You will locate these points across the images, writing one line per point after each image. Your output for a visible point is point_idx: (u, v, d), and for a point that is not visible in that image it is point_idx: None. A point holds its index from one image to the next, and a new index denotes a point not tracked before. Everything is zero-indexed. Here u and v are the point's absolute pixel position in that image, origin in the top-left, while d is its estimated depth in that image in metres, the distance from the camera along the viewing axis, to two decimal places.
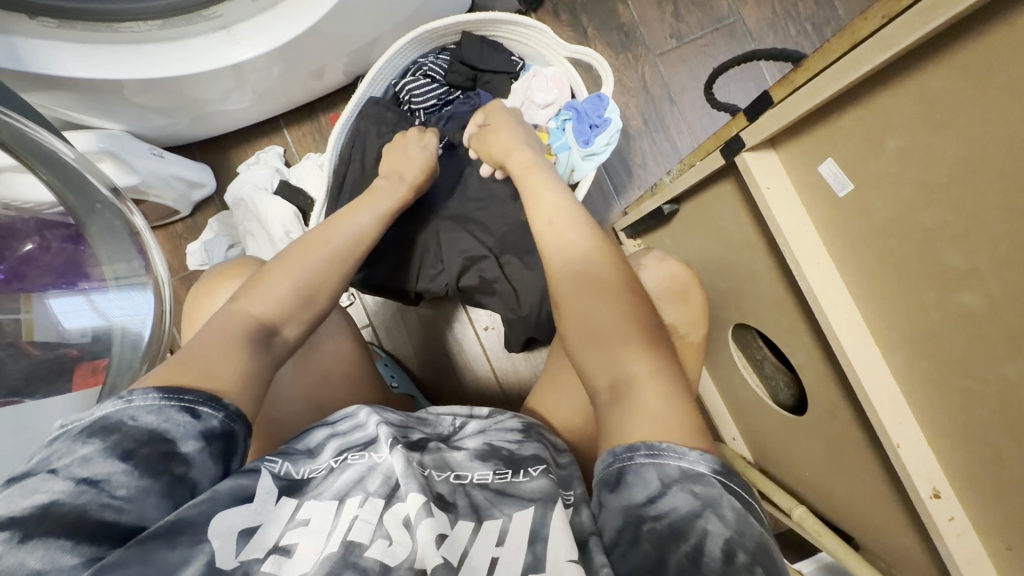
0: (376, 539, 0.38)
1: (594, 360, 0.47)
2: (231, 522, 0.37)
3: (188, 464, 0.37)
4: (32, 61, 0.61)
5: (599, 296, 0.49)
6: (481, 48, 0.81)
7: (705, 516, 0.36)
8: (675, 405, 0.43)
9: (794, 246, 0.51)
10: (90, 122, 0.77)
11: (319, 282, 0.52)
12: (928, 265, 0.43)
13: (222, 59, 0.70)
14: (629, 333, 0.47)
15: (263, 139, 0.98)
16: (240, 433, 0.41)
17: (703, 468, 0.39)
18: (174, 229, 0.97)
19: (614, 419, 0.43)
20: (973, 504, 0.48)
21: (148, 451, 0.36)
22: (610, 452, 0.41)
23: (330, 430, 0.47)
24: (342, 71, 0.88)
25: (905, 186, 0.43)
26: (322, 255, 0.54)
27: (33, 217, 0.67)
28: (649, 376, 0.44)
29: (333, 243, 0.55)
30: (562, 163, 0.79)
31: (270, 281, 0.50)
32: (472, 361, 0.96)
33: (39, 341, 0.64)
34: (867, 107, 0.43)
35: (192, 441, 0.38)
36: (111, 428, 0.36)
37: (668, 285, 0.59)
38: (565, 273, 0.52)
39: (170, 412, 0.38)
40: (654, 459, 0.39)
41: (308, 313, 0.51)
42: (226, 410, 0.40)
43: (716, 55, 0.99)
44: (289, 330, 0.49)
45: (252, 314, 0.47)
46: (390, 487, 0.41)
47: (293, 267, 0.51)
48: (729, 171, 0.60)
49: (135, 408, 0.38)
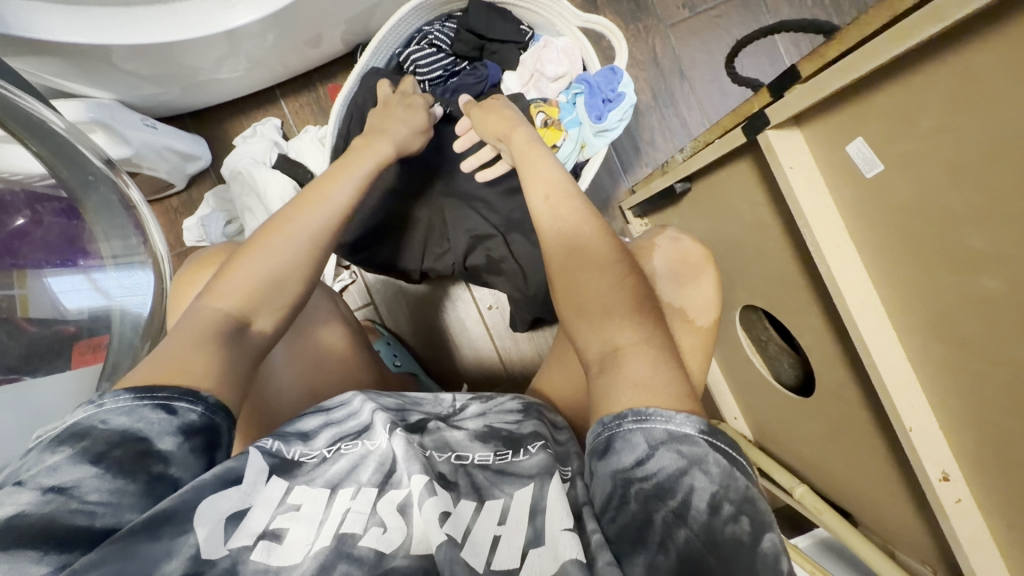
0: (369, 528, 0.37)
1: (582, 331, 0.47)
2: (219, 508, 0.35)
3: (166, 461, 0.36)
4: (15, 23, 0.58)
5: (589, 270, 0.48)
6: (488, 16, 0.78)
7: (691, 473, 0.36)
8: (664, 372, 0.42)
9: (815, 227, 0.50)
10: (78, 90, 0.73)
11: (286, 268, 0.48)
12: (949, 247, 0.43)
13: (216, 24, 0.66)
14: (612, 303, 0.46)
15: (259, 110, 0.94)
16: (222, 426, 0.39)
17: (690, 429, 0.38)
18: (169, 203, 0.94)
19: (599, 388, 0.43)
20: (979, 485, 0.48)
21: (122, 452, 0.35)
22: (598, 422, 0.40)
23: (323, 417, 0.45)
24: (341, 39, 0.84)
25: (931, 168, 0.42)
26: (289, 238, 0.49)
27: (22, 190, 0.65)
28: (632, 346, 0.44)
29: (302, 221, 0.51)
30: (572, 139, 0.77)
31: (235, 271, 0.47)
32: (475, 339, 0.95)
33: (35, 317, 0.62)
34: (900, 84, 0.41)
35: (169, 438, 0.36)
36: (81, 434, 0.35)
37: (679, 264, 0.58)
38: (554, 244, 0.51)
39: (144, 412, 0.36)
40: (641, 425, 0.38)
41: (281, 301, 0.48)
42: (204, 403, 0.39)
43: (729, 28, 0.95)
44: (262, 320, 0.47)
45: (217, 310, 0.44)
46: (384, 474, 0.40)
47: (258, 255, 0.48)
48: (746, 149, 0.59)
49: (106, 411, 0.36)
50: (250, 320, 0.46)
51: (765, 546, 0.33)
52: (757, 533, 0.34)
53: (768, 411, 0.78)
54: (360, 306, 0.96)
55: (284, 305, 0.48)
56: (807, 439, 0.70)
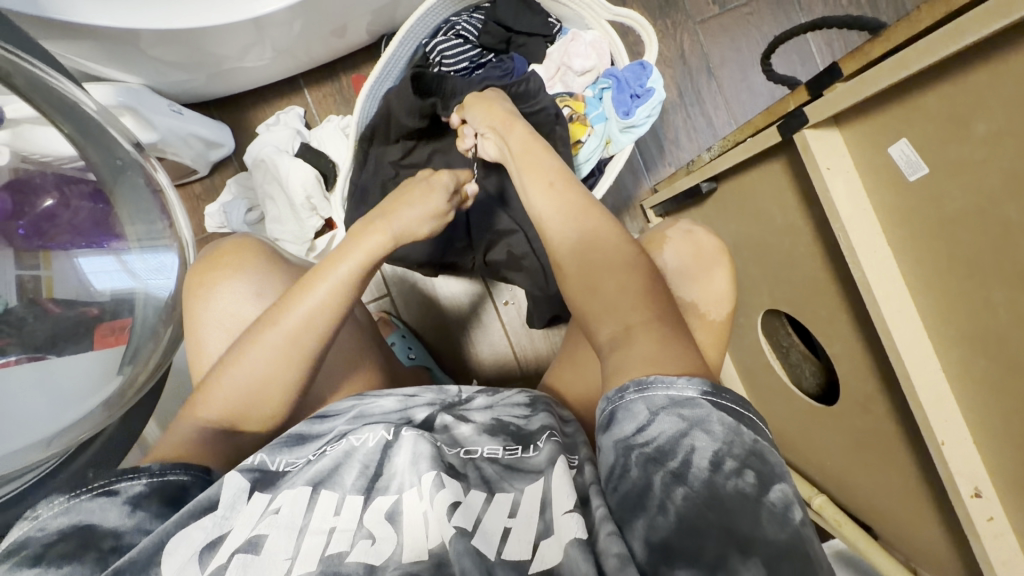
0: (357, 542, 0.36)
1: (592, 314, 0.46)
2: (193, 541, 0.36)
3: (116, 534, 0.37)
4: (49, 6, 0.58)
5: (602, 251, 0.47)
6: (517, 7, 0.77)
7: (692, 434, 0.35)
8: (673, 348, 0.41)
9: (851, 232, 0.49)
10: (108, 74, 0.74)
11: (261, 385, 0.46)
12: (1005, 263, 0.41)
13: (244, 12, 0.66)
14: (625, 280, 0.45)
15: (283, 99, 0.95)
16: (178, 483, 0.41)
17: (692, 393, 0.37)
18: (192, 189, 0.95)
19: (612, 366, 0.42)
20: (1014, 506, 0.47)
21: (65, 544, 0.35)
22: (604, 397, 0.39)
23: (314, 427, 0.45)
24: (366, 29, 0.84)
25: (990, 176, 0.40)
26: (269, 351, 0.46)
27: (51, 172, 0.64)
28: (644, 323, 0.43)
29: (279, 328, 0.46)
30: (597, 135, 0.76)
31: (216, 384, 0.46)
32: (490, 335, 0.95)
33: (59, 298, 0.62)
34: (953, 85, 0.40)
35: (116, 513, 0.37)
36: (19, 547, 0.36)
37: (693, 257, 0.56)
38: (565, 231, 0.49)
39: (81, 503, 0.37)
40: (643, 394, 0.37)
41: (267, 408, 0.47)
42: (146, 473, 0.40)
43: (760, 25, 0.93)
44: (252, 424, 0.47)
45: (201, 424, 0.45)
46: (367, 481, 0.39)
47: (233, 374, 0.46)
48: (779, 150, 0.57)
49: (43, 517, 0.37)
50: (241, 426, 0.46)
51: (773, 498, 0.33)
52: (760, 488, 0.33)
53: (786, 419, 0.77)
54: (376, 298, 0.96)
55: (271, 411, 0.47)
56: (828, 450, 0.69)
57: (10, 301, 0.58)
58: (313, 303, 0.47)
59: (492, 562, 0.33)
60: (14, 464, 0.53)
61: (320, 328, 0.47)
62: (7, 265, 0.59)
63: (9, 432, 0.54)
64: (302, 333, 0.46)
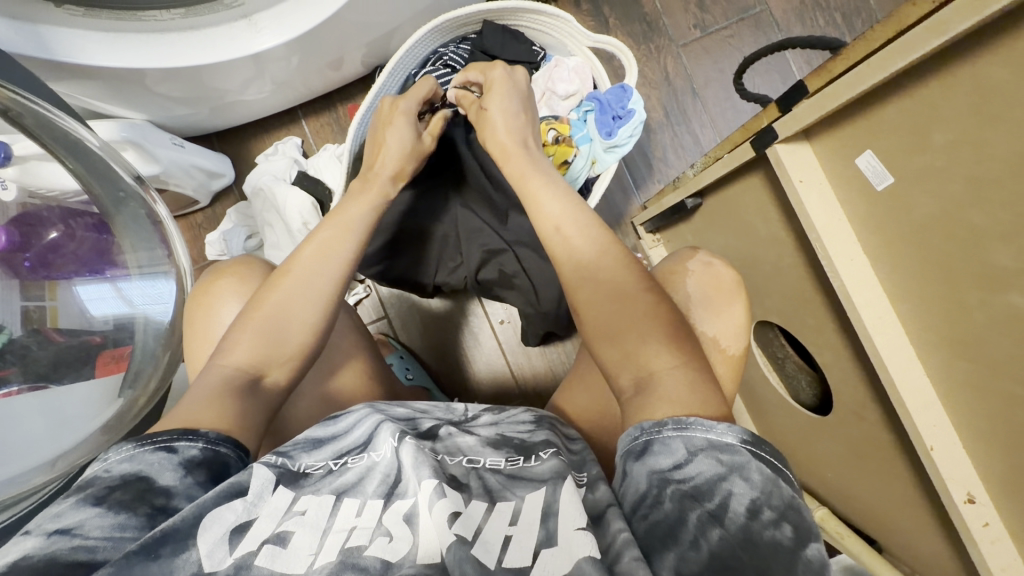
0: (375, 538, 0.36)
1: (612, 358, 0.46)
2: (224, 520, 0.36)
3: (168, 494, 0.37)
4: (59, 49, 0.61)
5: (619, 292, 0.47)
6: (502, 37, 0.80)
7: (730, 479, 0.36)
8: (698, 391, 0.42)
9: (827, 242, 0.50)
10: (113, 111, 0.77)
11: (283, 322, 0.49)
12: (974, 265, 0.42)
13: (241, 49, 0.69)
14: (648, 330, 0.45)
15: (282, 130, 0.98)
16: (227, 455, 0.41)
17: (731, 439, 0.38)
18: (194, 219, 0.98)
19: (632, 410, 0.42)
20: (1009, 512, 0.46)
21: (123, 492, 0.36)
22: (638, 426, 0.40)
23: (331, 430, 0.46)
24: (361, 62, 0.88)
25: (953, 181, 0.41)
26: (292, 288, 0.50)
27: (58, 206, 0.66)
28: (669, 369, 0.43)
29: (296, 271, 0.51)
30: (583, 155, 0.78)
31: (238, 339, 0.47)
32: (487, 354, 0.96)
33: (64, 328, 0.64)
34: (912, 98, 0.42)
35: (171, 473, 0.38)
36: (85, 486, 0.37)
37: (715, 288, 0.56)
38: (572, 273, 0.49)
39: (144, 455, 0.39)
40: (681, 432, 0.38)
41: (288, 355, 0.48)
42: (204, 438, 0.41)
43: (741, 47, 0.97)
44: (274, 371, 0.48)
45: (225, 369, 0.46)
46: (389, 486, 0.40)
47: (258, 315, 0.48)
48: (758, 164, 0.59)
49: (109, 463, 0.38)
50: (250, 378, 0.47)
51: (810, 553, 0.33)
52: (799, 541, 0.33)
53: (785, 431, 0.76)
54: (374, 320, 0.97)
55: (291, 353, 0.49)
56: (827, 461, 0.68)
57: (14, 333, 0.60)
58: (326, 241, 0.53)
59: (492, 569, 0.33)
60: (17, 487, 0.54)
61: (334, 267, 0.52)
62: (13, 296, 0.61)
63: (9, 458, 0.55)
64: (314, 270, 0.51)
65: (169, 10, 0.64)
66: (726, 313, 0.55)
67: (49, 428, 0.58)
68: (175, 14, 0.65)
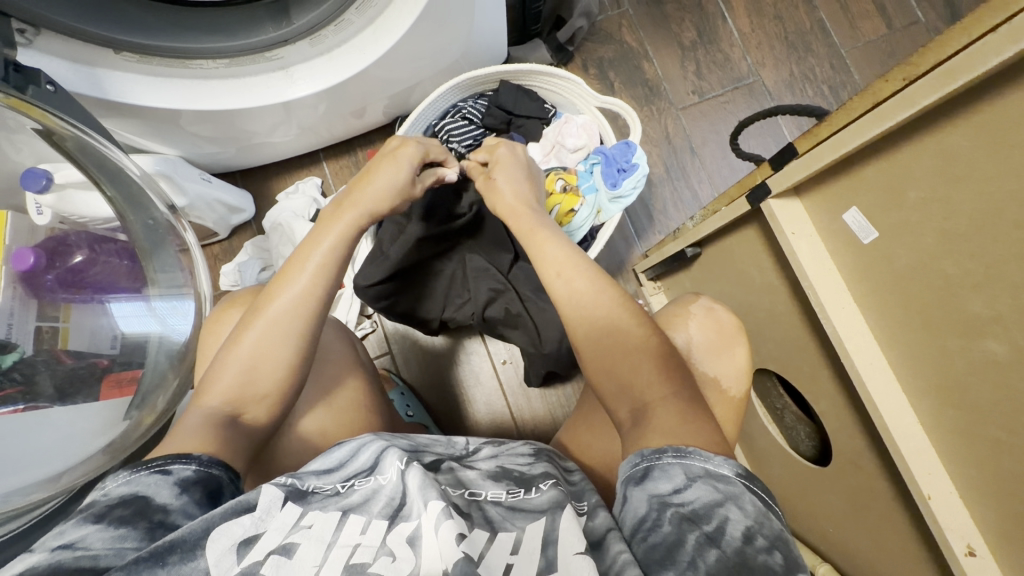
0: (379, 557, 0.36)
1: (615, 396, 0.47)
2: (232, 534, 0.37)
3: (165, 510, 0.38)
4: (111, 90, 0.67)
5: (628, 335, 0.48)
6: (516, 94, 0.87)
7: (726, 505, 0.37)
8: (698, 428, 0.43)
9: (819, 289, 0.53)
10: (151, 147, 0.82)
11: (260, 359, 0.49)
12: (953, 313, 0.45)
13: (278, 96, 0.75)
14: (644, 368, 0.47)
15: (303, 170, 1.04)
16: (221, 477, 0.42)
17: (728, 471, 0.39)
18: (211, 250, 1.01)
19: (633, 440, 0.43)
20: (1009, 565, 0.46)
21: (123, 509, 0.37)
22: (638, 453, 0.41)
23: (334, 453, 0.46)
24: (383, 112, 0.94)
25: (926, 234, 0.45)
26: (265, 326, 0.50)
27: (85, 232, 0.70)
28: (662, 400, 0.45)
29: (267, 313, 0.51)
30: (589, 204, 0.83)
31: (223, 365, 0.49)
32: (487, 394, 0.96)
33: (73, 349, 0.65)
34: (889, 160, 0.46)
35: (167, 491, 0.39)
36: (86, 509, 0.38)
37: (724, 336, 0.58)
38: (593, 311, 0.50)
39: (141, 477, 0.39)
40: (681, 460, 0.39)
41: (261, 390, 0.49)
42: (197, 460, 0.42)
43: (736, 112, 1.04)
44: (252, 409, 0.48)
45: (204, 408, 0.47)
46: (394, 508, 0.40)
47: (239, 350, 0.49)
48: (752, 218, 0.63)
49: (108, 489, 0.39)
50: (242, 411, 0.48)
51: None
52: (790, 570, 0.34)
53: (785, 483, 0.76)
54: (378, 355, 0.98)
55: (267, 391, 0.49)
56: (826, 513, 0.68)
57: (26, 351, 0.62)
58: (305, 289, 0.52)
59: None
60: (17, 501, 0.55)
61: (301, 311, 0.51)
62: (29, 316, 0.63)
63: (16, 470, 0.56)
64: (289, 312, 0.51)
65: (216, 60, 0.70)
66: (734, 358, 0.57)
67: (55, 445, 0.59)
68: (220, 63, 0.70)
